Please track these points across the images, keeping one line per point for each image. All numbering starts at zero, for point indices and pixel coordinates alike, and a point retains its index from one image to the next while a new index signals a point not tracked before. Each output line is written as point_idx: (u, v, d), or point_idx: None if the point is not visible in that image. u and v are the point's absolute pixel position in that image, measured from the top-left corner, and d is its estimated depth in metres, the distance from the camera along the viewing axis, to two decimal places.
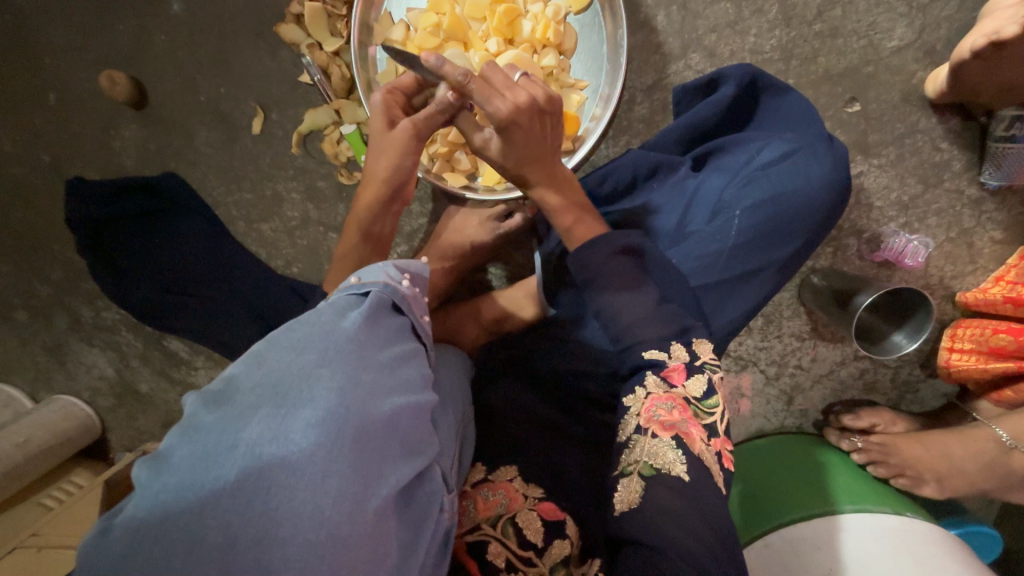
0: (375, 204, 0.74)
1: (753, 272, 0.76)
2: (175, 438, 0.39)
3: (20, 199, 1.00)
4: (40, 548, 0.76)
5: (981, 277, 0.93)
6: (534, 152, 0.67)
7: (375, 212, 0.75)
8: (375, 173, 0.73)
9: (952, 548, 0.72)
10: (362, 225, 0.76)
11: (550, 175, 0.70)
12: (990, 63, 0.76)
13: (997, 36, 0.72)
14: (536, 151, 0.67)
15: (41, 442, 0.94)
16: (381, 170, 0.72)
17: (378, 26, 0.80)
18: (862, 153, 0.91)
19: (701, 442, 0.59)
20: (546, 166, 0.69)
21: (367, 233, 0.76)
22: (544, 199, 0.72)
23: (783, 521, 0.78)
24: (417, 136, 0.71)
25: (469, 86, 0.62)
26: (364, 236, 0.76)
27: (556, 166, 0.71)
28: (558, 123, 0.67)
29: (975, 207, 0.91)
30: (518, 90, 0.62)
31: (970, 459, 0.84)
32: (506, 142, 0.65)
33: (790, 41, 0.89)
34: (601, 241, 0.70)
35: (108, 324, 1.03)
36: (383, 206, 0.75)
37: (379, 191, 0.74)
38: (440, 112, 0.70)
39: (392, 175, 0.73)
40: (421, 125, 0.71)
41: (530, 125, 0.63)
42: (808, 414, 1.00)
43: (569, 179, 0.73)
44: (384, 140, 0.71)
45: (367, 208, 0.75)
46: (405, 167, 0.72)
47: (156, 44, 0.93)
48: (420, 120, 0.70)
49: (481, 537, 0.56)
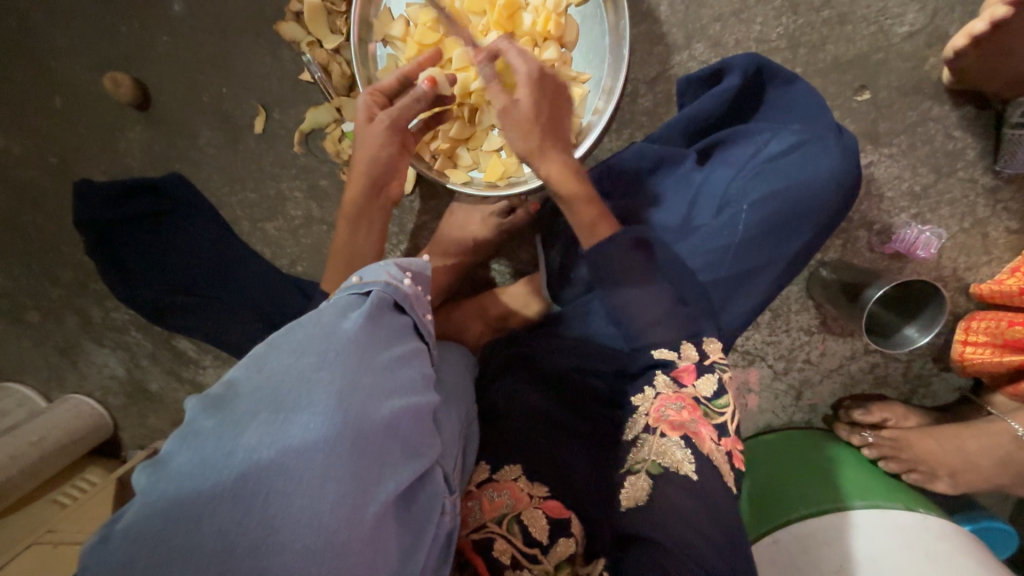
0: (360, 194, 0.75)
1: (762, 267, 0.75)
2: (175, 444, 0.39)
3: (29, 202, 1.01)
4: (55, 545, 0.78)
5: (996, 268, 0.91)
6: (558, 117, 0.67)
7: (361, 206, 0.76)
8: (358, 163, 0.74)
9: (967, 545, 0.71)
10: (350, 218, 0.76)
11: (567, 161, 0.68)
12: (989, 50, 0.76)
13: (971, 33, 0.75)
14: (554, 114, 0.67)
15: (55, 441, 0.96)
16: (366, 163, 0.73)
17: (378, 22, 0.79)
18: (872, 143, 0.89)
19: (711, 442, 0.59)
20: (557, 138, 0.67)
21: (353, 230, 0.76)
22: (546, 171, 0.67)
23: (792, 518, 0.77)
24: (393, 127, 0.72)
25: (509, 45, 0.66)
26: (352, 232, 0.76)
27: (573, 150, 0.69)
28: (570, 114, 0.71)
29: (989, 196, 0.89)
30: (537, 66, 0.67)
31: (984, 454, 0.83)
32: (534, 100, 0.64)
33: (798, 28, 0.88)
34: (618, 238, 0.68)
35: (118, 324, 1.04)
36: (365, 198, 0.75)
37: (361, 180, 0.74)
38: (417, 101, 0.72)
39: (372, 166, 0.73)
40: (401, 115, 0.71)
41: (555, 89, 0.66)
42: (817, 409, 0.98)
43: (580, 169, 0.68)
44: (364, 134, 0.72)
45: (354, 199, 0.75)
46: (383, 159, 0.72)
47: (158, 45, 0.93)
48: (395, 112, 0.71)
49: (489, 535, 0.56)
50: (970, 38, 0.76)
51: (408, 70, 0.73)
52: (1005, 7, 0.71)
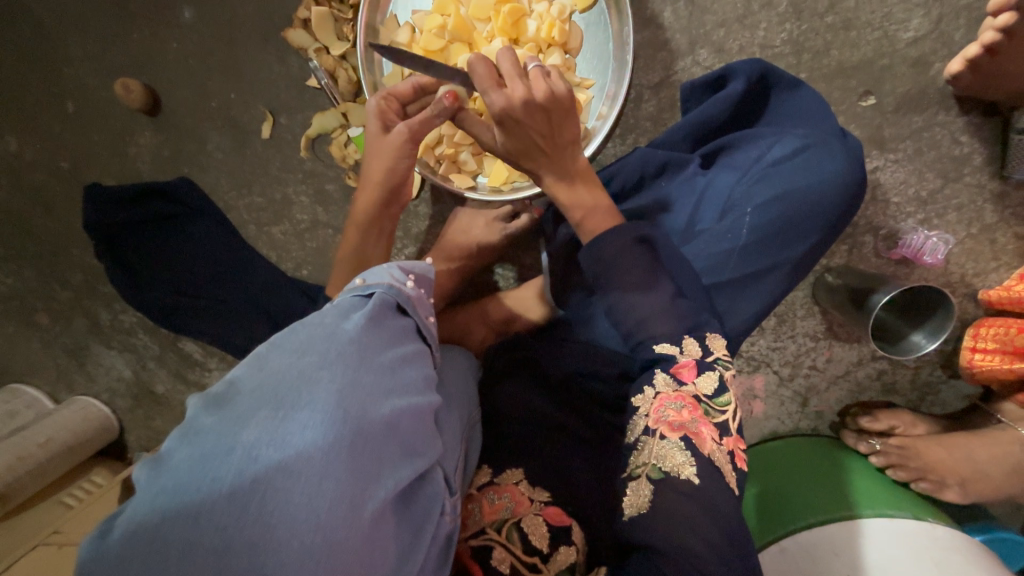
0: (373, 202, 0.76)
1: (766, 271, 0.74)
2: (175, 441, 0.39)
3: (42, 206, 1.03)
4: (60, 546, 0.78)
5: (1005, 274, 0.90)
6: (540, 140, 0.65)
7: (373, 214, 0.77)
8: (373, 174, 0.74)
9: (980, 556, 0.70)
10: (361, 225, 0.77)
11: (559, 171, 0.70)
12: (985, 70, 0.79)
13: (967, 56, 0.79)
14: (536, 139, 0.65)
15: (62, 442, 0.97)
16: (382, 175, 0.74)
17: (384, 29, 0.80)
18: (878, 148, 0.89)
19: (712, 442, 0.58)
20: (544, 158, 0.68)
21: (365, 236, 0.77)
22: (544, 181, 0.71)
23: (798, 526, 0.76)
24: (411, 139, 0.72)
25: (476, 73, 0.61)
26: (363, 238, 0.77)
27: (565, 162, 0.69)
28: (568, 123, 0.66)
29: (998, 202, 0.88)
30: (515, 87, 0.61)
31: (996, 462, 0.82)
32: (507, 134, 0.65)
33: (802, 34, 0.88)
34: (617, 230, 0.69)
35: (126, 326, 1.05)
36: (377, 206, 0.76)
37: (378, 191, 0.75)
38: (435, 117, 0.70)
39: (386, 177, 0.74)
40: (419, 128, 0.71)
41: (534, 117, 0.62)
42: (824, 416, 0.97)
43: (575, 177, 0.71)
44: (380, 144, 0.72)
45: (366, 208, 0.76)
46: (400, 169, 0.73)
47: (169, 51, 0.95)
48: (415, 125, 0.70)
49: (488, 542, 0.55)
50: (965, 62, 0.80)
51: (424, 81, 0.72)
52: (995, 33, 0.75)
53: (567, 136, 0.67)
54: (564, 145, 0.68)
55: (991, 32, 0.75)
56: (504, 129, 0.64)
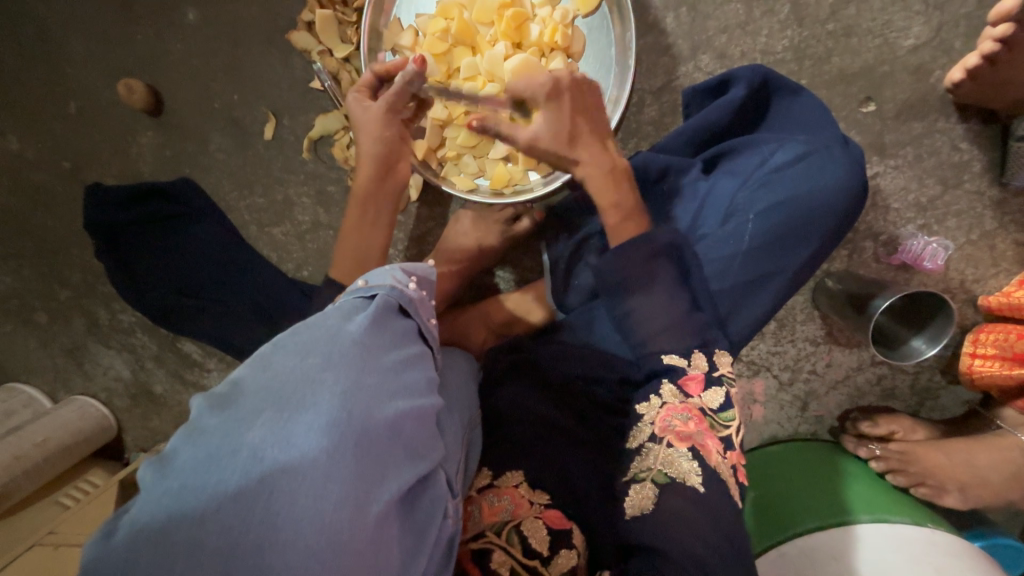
0: (368, 179, 0.75)
1: (767, 277, 0.74)
2: (180, 440, 0.39)
3: (42, 205, 1.03)
4: (56, 546, 0.77)
5: (1004, 280, 0.90)
6: (582, 119, 0.69)
7: (371, 191, 0.76)
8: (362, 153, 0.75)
9: (977, 561, 0.70)
10: (359, 204, 0.76)
11: (603, 163, 0.70)
12: (985, 80, 0.79)
13: (966, 66, 0.80)
14: (577, 121, 0.69)
15: (59, 443, 0.97)
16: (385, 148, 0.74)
17: (388, 32, 0.81)
18: (877, 154, 0.89)
19: (717, 455, 0.58)
20: (586, 140, 0.70)
21: (364, 215, 0.76)
22: (586, 174, 0.70)
23: (796, 531, 0.76)
24: (390, 109, 0.74)
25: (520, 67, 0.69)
26: (361, 216, 0.76)
27: (605, 153, 0.70)
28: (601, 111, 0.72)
29: (997, 209, 0.89)
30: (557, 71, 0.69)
31: (995, 468, 0.83)
32: (554, 116, 0.68)
33: (803, 41, 0.88)
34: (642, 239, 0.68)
35: (124, 326, 1.05)
36: (375, 181, 0.75)
37: (370, 167, 0.75)
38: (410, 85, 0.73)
39: (382, 148, 0.74)
40: (396, 97, 0.73)
41: (573, 94, 0.69)
42: (823, 421, 0.97)
43: (617, 168, 0.70)
44: (364, 122, 0.74)
45: (364, 187, 0.75)
46: (386, 138, 0.74)
47: (172, 52, 0.95)
48: (391, 96, 0.73)
49: (488, 545, 0.55)
50: (966, 72, 0.80)
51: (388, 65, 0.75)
52: (994, 43, 0.76)
53: (601, 122, 0.72)
54: (601, 130, 0.71)
55: (990, 43, 0.76)
56: (551, 110, 0.68)
